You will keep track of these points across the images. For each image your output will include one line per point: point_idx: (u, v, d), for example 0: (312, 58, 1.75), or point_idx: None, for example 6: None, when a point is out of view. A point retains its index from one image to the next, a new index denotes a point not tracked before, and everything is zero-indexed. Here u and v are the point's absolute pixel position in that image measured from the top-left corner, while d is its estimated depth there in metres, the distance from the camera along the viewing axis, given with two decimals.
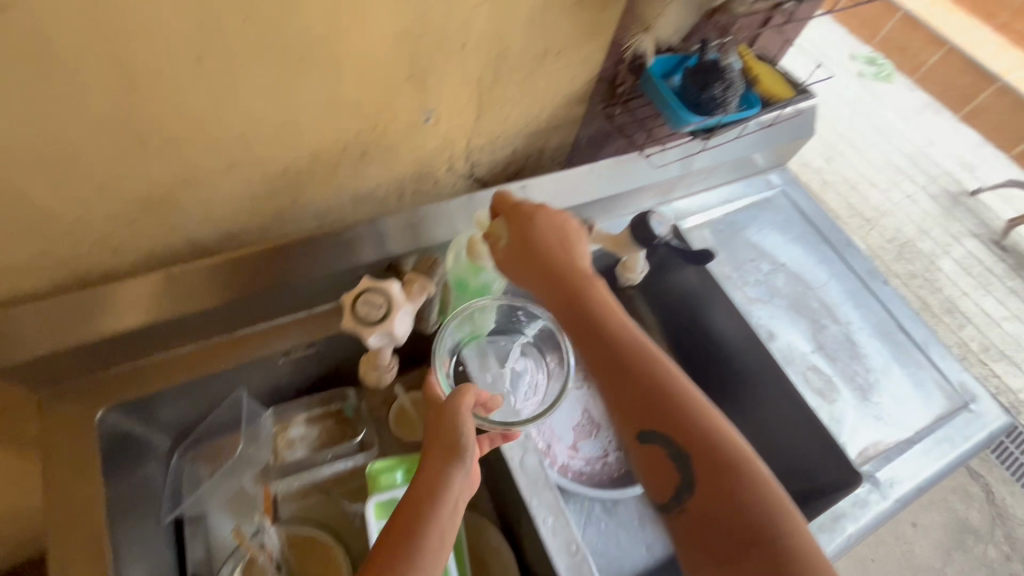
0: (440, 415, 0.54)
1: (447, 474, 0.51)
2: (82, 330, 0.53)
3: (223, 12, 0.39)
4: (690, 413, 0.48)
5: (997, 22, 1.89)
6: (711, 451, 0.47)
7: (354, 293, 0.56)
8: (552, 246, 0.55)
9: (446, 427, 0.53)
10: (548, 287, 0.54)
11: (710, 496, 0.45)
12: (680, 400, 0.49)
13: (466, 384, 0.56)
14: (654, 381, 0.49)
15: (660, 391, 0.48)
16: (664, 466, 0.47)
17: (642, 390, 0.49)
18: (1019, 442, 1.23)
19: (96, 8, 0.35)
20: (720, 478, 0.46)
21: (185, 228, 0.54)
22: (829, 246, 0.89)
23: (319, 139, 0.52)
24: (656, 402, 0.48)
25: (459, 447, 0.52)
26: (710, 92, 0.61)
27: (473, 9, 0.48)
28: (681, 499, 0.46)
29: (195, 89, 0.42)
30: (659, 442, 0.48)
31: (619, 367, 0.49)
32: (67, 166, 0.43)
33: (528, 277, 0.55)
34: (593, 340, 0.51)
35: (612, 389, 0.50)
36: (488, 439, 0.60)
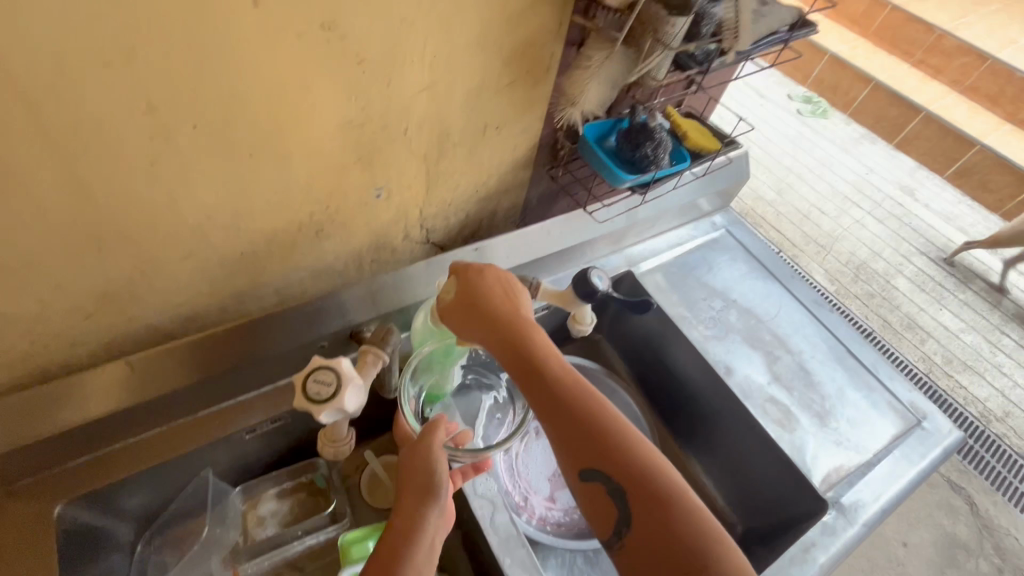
0: (415, 453, 0.56)
1: (421, 513, 0.52)
2: (42, 424, 0.53)
3: (173, 122, 0.42)
4: (628, 448, 0.48)
5: (915, 59, 2.04)
6: (648, 486, 0.46)
7: (303, 373, 0.55)
8: (491, 292, 0.56)
9: (419, 465, 0.55)
10: (488, 330, 0.54)
11: (650, 532, 0.45)
12: (617, 436, 0.49)
13: (437, 419, 0.59)
14: (590, 418, 0.49)
15: (597, 429, 0.48)
16: (604, 504, 0.47)
17: (578, 428, 0.49)
18: (994, 450, 1.14)
19: (53, 131, 0.38)
20: (658, 513, 0.45)
21: (145, 316, 0.55)
22: (776, 279, 0.94)
23: (273, 222, 0.55)
24: (592, 440, 0.48)
25: (431, 484, 0.53)
26: (642, 151, 0.67)
27: (411, 96, 0.53)
28: (622, 535, 0.46)
29: (150, 190, 0.45)
30: (599, 479, 0.47)
31: (555, 407, 0.50)
32: (26, 270, 0.44)
33: (468, 324, 0.56)
34: (531, 381, 0.51)
35: (551, 429, 0.50)
36: (460, 474, 0.62)
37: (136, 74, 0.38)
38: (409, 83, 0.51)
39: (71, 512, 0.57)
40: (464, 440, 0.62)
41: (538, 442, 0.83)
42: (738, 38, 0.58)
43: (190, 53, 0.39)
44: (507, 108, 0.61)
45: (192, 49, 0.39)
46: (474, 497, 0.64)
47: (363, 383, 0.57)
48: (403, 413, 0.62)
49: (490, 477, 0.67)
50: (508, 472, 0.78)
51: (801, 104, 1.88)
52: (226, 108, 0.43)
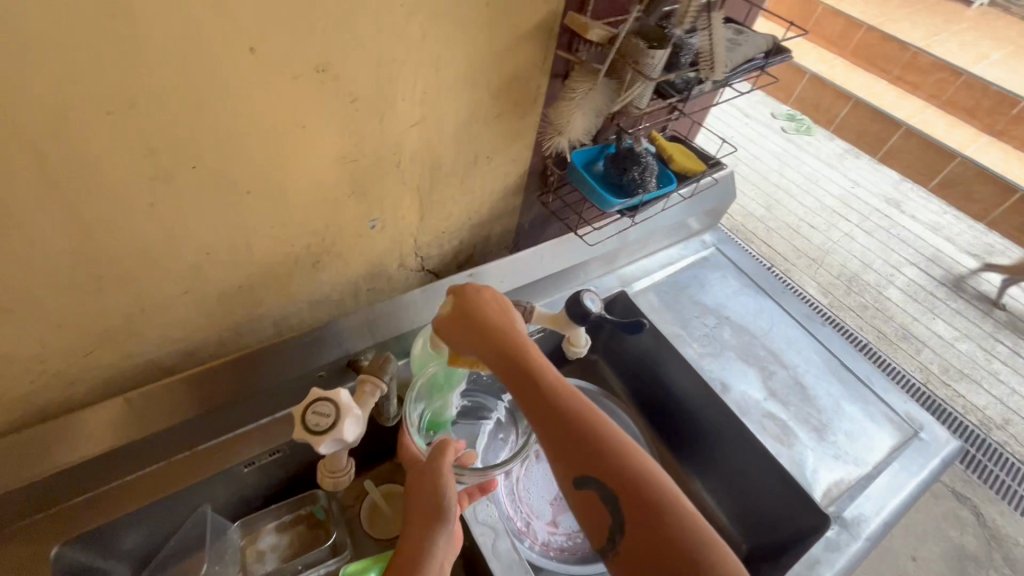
0: (422, 477, 0.56)
1: (428, 535, 0.52)
2: (40, 464, 0.53)
3: (172, 165, 0.43)
4: (621, 456, 0.48)
5: (892, 75, 2.11)
6: (641, 493, 0.47)
7: (302, 405, 0.56)
8: (484, 305, 0.57)
9: (426, 488, 0.55)
10: (482, 343, 0.55)
11: (642, 539, 0.45)
12: (610, 444, 0.49)
13: (444, 441, 0.59)
14: (583, 427, 0.49)
15: (589, 437, 0.49)
16: (598, 512, 0.47)
17: (571, 437, 0.49)
18: (999, 460, 1.13)
19: (57, 177, 0.39)
20: (650, 519, 0.46)
21: (144, 352, 0.56)
22: (768, 295, 0.96)
23: (270, 255, 0.56)
24: (585, 448, 0.49)
25: (438, 508, 0.53)
26: (629, 175, 0.69)
27: (403, 131, 0.55)
28: (615, 542, 0.47)
29: (150, 230, 0.46)
30: (593, 487, 0.48)
31: (548, 416, 0.50)
32: (28, 312, 0.45)
33: (461, 337, 0.57)
34: (524, 391, 0.52)
35: (545, 438, 0.50)
36: (466, 495, 0.63)
37: (137, 121, 0.40)
38: (400, 119, 0.53)
39: (69, 552, 0.56)
40: (468, 461, 0.62)
41: (538, 466, 0.83)
42: (714, 69, 0.59)
43: (189, 100, 0.40)
44: (495, 139, 0.64)
45: (190, 95, 0.40)
46: (476, 524, 0.64)
47: (361, 412, 0.58)
48: (409, 430, 0.62)
49: (491, 503, 0.66)
50: (509, 497, 0.78)
51: (784, 122, 1.89)
52: (223, 150, 0.45)
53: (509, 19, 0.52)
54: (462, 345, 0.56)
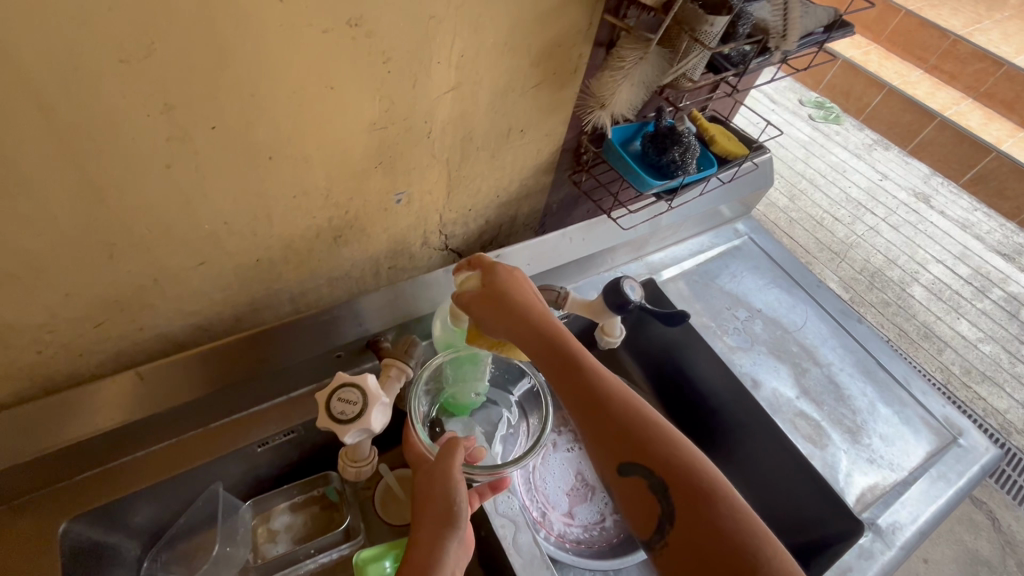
0: (433, 481, 0.53)
1: (439, 544, 0.48)
2: (48, 438, 0.50)
3: (190, 123, 0.40)
4: (666, 442, 0.45)
5: (929, 65, 1.99)
6: (691, 480, 0.43)
7: (330, 388, 0.54)
8: (515, 284, 0.55)
9: (437, 492, 0.51)
10: (517, 326, 0.52)
11: (695, 527, 0.42)
12: (653, 427, 0.46)
13: (454, 440, 0.56)
14: (625, 413, 0.47)
15: (634, 421, 0.46)
16: (645, 499, 0.44)
17: (614, 422, 0.46)
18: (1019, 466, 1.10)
19: (64, 131, 0.36)
20: (702, 507, 0.42)
21: (156, 325, 0.53)
22: (802, 288, 0.92)
23: (290, 228, 0.53)
24: (629, 431, 0.46)
25: (450, 513, 0.50)
26: (669, 156, 0.64)
27: (436, 97, 0.50)
28: (664, 531, 0.43)
29: (165, 194, 0.43)
30: (638, 473, 0.45)
31: (588, 397, 0.47)
32: (35, 277, 0.42)
33: (494, 317, 0.53)
34: (563, 374, 0.49)
35: (585, 422, 0.48)
36: (477, 495, 0.60)
37: (153, 71, 0.36)
38: (434, 83, 0.49)
39: (76, 528, 0.55)
40: (478, 457, 0.59)
41: (555, 455, 0.80)
42: (786, 38, 0.56)
43: (211, 49, 0.37)
44: (532, 110, 0.59)
45: (211, 45, 0.36)
46: (496, 519, 0.61)
47: (388, 399, 0.55)
48: (414, 428, 0.58)
49: (512, 495, 0.64)
50: (524, 486, 0.75)
51: (812, 110, 1.81)
52: (246, 109, 0.41)
53: None
54: (492, 324, 0.53)
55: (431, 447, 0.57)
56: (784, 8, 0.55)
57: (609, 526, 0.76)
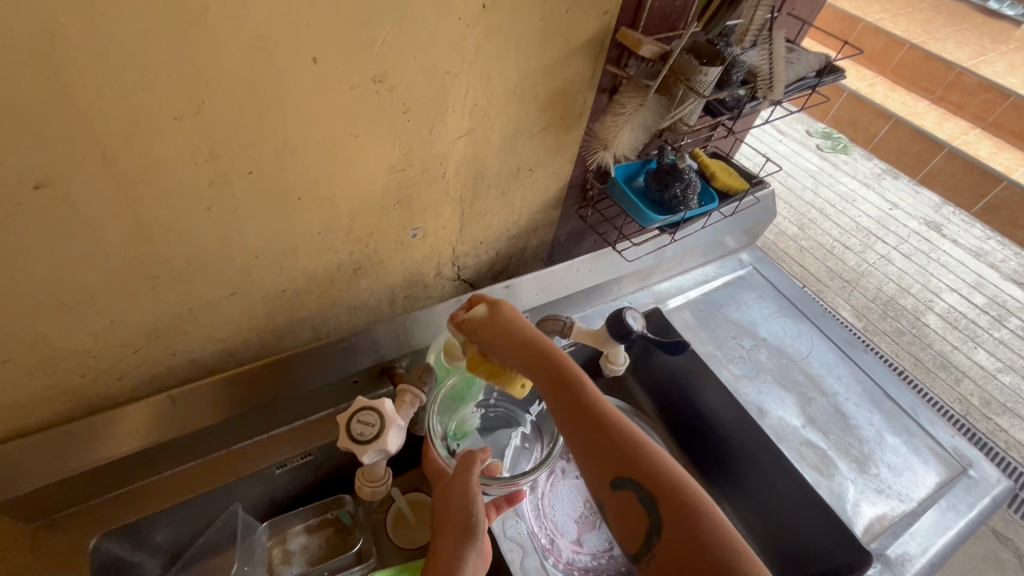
0: (451, 498, 0.56)
1: (459, 555, 0.52)
2: (85, 457, 0.54)
3: (232, 169, 0.44)
4: (657, 459, 0.48)
5: (935, 96, 2.03)
6: (677, 496, 0.46)
7: (348, 413, 0.57)
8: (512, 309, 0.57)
9: (455, 505, 0.55)
10: (518, 349, 0.53)
11: (680, 540, 0.45)
12: (641, 445, 0.49)
13: (471, 454, 0.58)
14: (619, 433, 0.50)
15: (627, 439, 0.49)
16: (635, 513, 0.47)
17: (609, 441, 0.49)
18: None
19: (122, 179, 0.40)
20: (687, 522, 0.45)
21: (188, 352, 0.57)
22: (806, 317, 0.93)
23: (315, 261, 0.57)
24: (623, 449, 0.49)
25: (468, 524, 0.53)
26: (670, 192, 0.68)
27: (451, 141, 0.55)
28: (651, 544, 0.46)
29: (205, 232, 0.47)
30: (629, 488, 0.47)
31: (583, 417, 0.50)
32: (84, 307, 0.46)
33: (494, 340, 0.55)
34: (561, 395, 0.51)
35: (581, 439, 0.50)
36: (494, 507, 0.63)
37: (201, 126, 0.40)
38: (448, 130, 0.53)
39: (105, 544, 0.57)
40: (495, 471, 0.62)
41: (564, 482, 0.82)
42: (772, 89, 0.59)
43: (254, 107, 0.41)
44: (539, 151, 0.63)
45: (253, 102, 0.41)
46: (505, 542, 0.63)
47: (403, 422, 0.58)
48: (433, 445, 0.62)
49: (520, 520, 0.66)
50: (533, 512, 0.76)
51: (819, 140, 1.84)
52: (280, 157, 0.46)
53: (562, 33, 0.52)
54: (493, 345, 0.55)
55: (449, 460, 0.61)
56: (770, 55, 0.59)
57: (617, 554, 0.77)
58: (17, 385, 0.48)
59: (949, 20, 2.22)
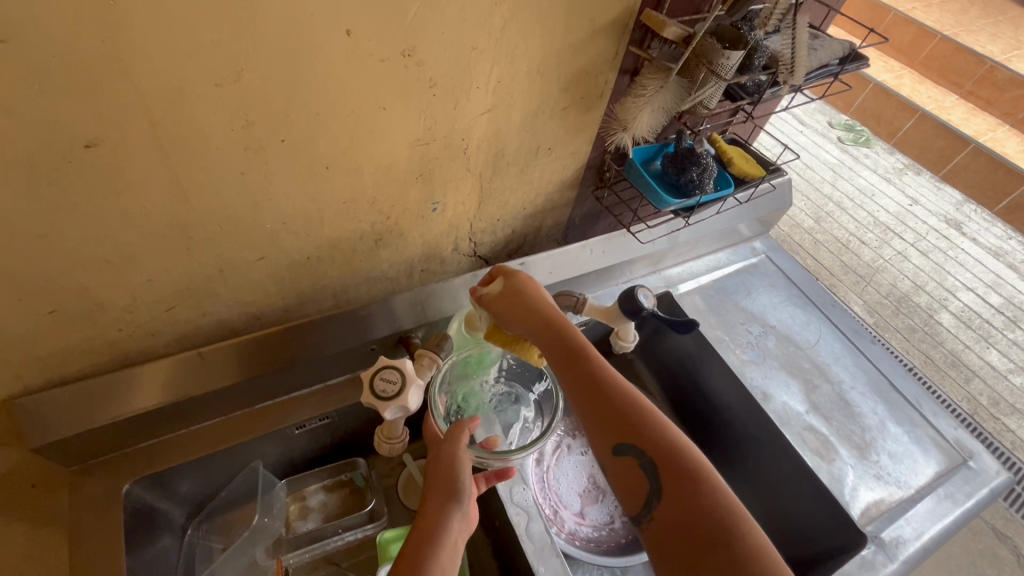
0: (439, 462, 0.57)
1: (446, 515, 0.53)
2: (118, 406, 0.57)
3: (265, 135, 0.46)
4: (658, 427, 0.51)
5: (963, 90, 1.98)
6: (677, 462, 0.49)
7: (371, 370, 0.61)
8: (524, 282, 0.61)
9: (444, 471, 0.56)
10: (528, 321, 0.57)
11: (678, 502, 0.47)
12: (641, 414, 0.52)
13: (461, 424, 0.60)
14: (623, 400, 0.52)
15: (629, 407, 0.52)
16: (635, 476, 0.49)
17: (611, 408, 0.52)
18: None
19: (165, 140, 0.42)
20: (686, 486, 0.47)
21: (218, 312, 0.59)
22: (816, 306, 0.94)
23: (338, 231, 0.59)
24: (624, 415, 0.51)
25: (455, 489, 0.55)
26: (687, 176, 0.68)
27: (474, 117, 0.56)
28: (651, 507, 0.48)
29: (240, 196, 0.49)
30: (631, 454, 0.50)
31: (586, 387, 0.53)
32: (123, 262, 0.49)
33: (506, 309, 0.59)
34: (567, 364, 0.54)
35: (585, 405, 0.53)
36: (483, 479, 0.64)
37: (238, 92, 0.42)
38: (472, 105, 0.55)
39: (137, 490, 0.61)
40: (493, 444, 0.62)
41: (569, 457, 0.84)
42: (793, 73, 0.60)
43: (288, 76, 0.43)
44: (560, 130, 0.64)
45: (287, 70, 0.43)
46: (511, 507, 0.66)
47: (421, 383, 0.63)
48: (433, 416, 0.63)
49: (527, 487, 0.69)
50: (538, 483, 0.80)
51: (840, 133, 1.81)
52: (312, 124, 0.47)
53: (587, 11, 0.52)
54: (505, 316, 0.59)
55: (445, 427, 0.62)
56: (792, 40, 0.59)
57: (618, 526, 0.79)
58: (60, 336, 0.51)
59: (984, 12, 2.15)
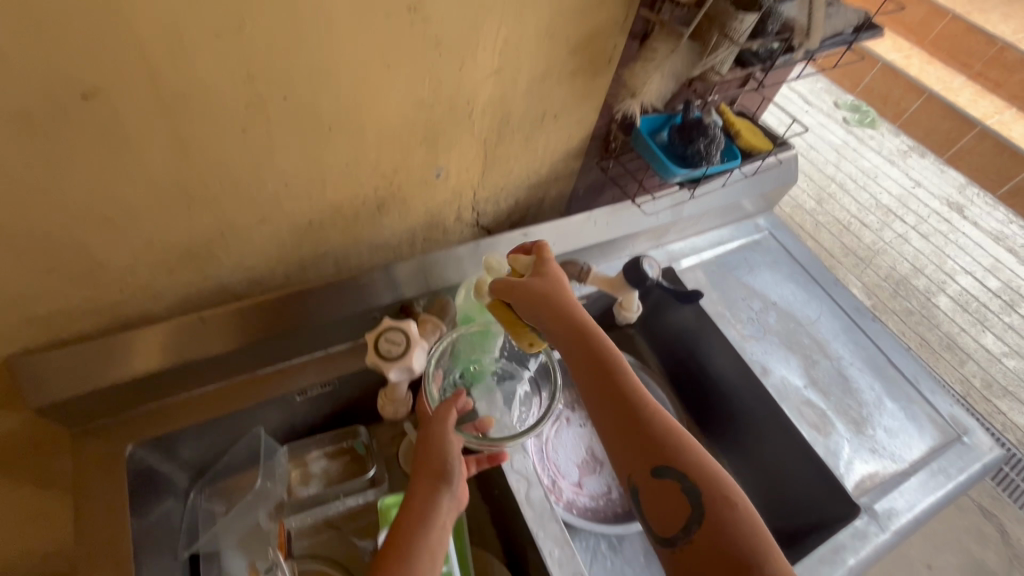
0: (428, 442, 0.57)
1: (435, 497, 0.54)
2: (117, 369, 0.57)
3: (266, 90, 0.45)
4: (694, 449, 0.50)
5: (973, 71, 1.94)
6: (716, 486, 0.47)
7: (376, 333, 0.64)
8: (555, 278, 0.58)
9: (432, 451, 0.57)
10: (564, 326, 0.54)
11: (719, 528, 0.45)
12: (674, 433, 0.51)
13: (450, 403, 0.60)
14: (658, 419, 0.51)
15: (664, 426, 0.51)
16: (673, 497, 0.47)
17: (647, 426, 0.50)
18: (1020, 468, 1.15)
19: (162, 92, 0.41)
20: (727, 511, 0.46)
21: (219, 276, 0.59)
22: (817, 284, 0.94)
23: (340, 195, 0.58)
24: (661, 435, 0.50)
25: (443, 471, 0.55)
26: (694, 147, 0.67)
27: (480, 79, 0.55)
28: (689, 531, 0.46)
29: (240, 154, 0.48)
30: (668, 474, 0.48)
31: (621, 399, 0.51)
32: (123, 221, 0.48)
33: (539, 310, 0.55)
34: (603, 376, 0.52)
35: (620, 421, 0.51)
36: (475, 461, 0.64)
37: (238, 43, 0.41)
38: (477, 67, 0.53)
39: (139, 453, 0.61)
40: (486, 427, 0.61)
41: (568, 430, 0.85)
42: (809, 38, 0.59)
43: (289, 28, 0.42)
44: (566, 96, 0.63)
45: (288, 21, 0.41)
46: (511, 474, 0.67)
47: (425, 346, 0.66)
48: (425, 394, 0.62)
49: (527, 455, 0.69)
50: (537, 454, 0.81)
51: (846, 113, 1.79)
52: (314, 82, 0.46)
53: None
54: (537, 317, 0.55)
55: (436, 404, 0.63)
56: (809, 5, 0.58)
57: (615, 497, 0.80)
58: (60, 295, 0.51)
59: None
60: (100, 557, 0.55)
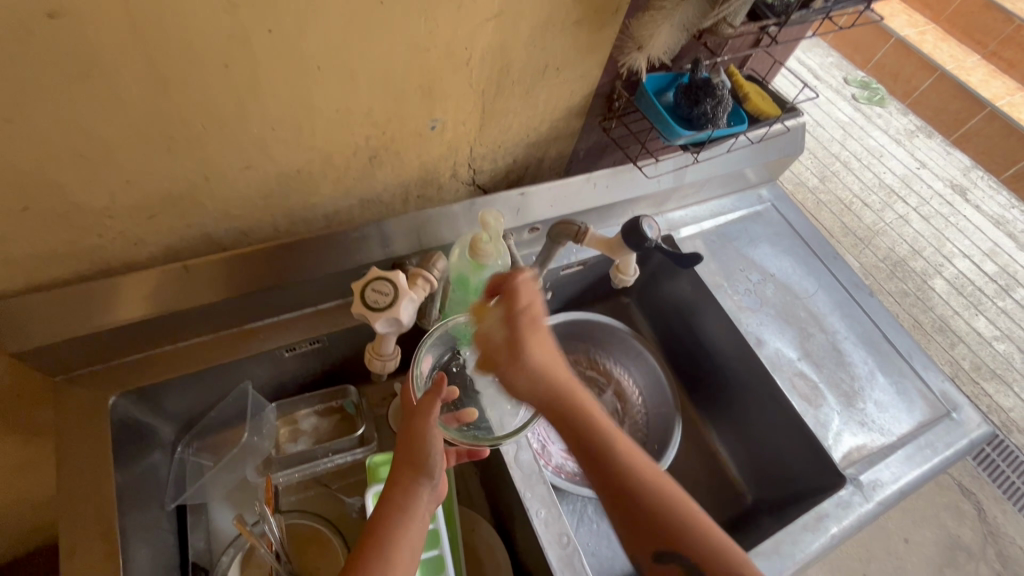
0: (411, 431, 0.52)
1: (415, 491, 0.51)
2: (99, 317, 0.55)
3: (249, 22, 0.42)
4: (697, 527, 0.48)
5: (987, 51, 1.89)
6: (719, 565, 0.47)
7: (363, 282, 0.60)
8: (538, 350, 0.54)
9: (414, 444, 0.52)
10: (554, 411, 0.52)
11: None
12: (674, 509, 0.49)
13: (433, 392, 0.53)
14: (659, 499, 0.49)
15: (666, 506, 0.49)
16: None
17: (647, 509, 0.49)
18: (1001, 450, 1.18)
19: (135, 15, 0.38)
20: None
21: (204, 226, 0.57)
22: (817, 259, 0.92)
23: (331, 144, 0.56)
24: (662, 517, 0.48)
25: (426, 466, 0.51)
26: (700, 109, 0.65)
27: (479, 23, 0.52)
28: None
29: (222, 92, 0.46)
30: (672, 560, 0.48)
31: (616, 488, 0.50)
32: (100, 159, 0.46)
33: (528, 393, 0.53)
34: (599, 464, 0.51)
35: (620, 506, 0.50)
36: (454, 454, 0.64)
37: None
38: (477, 10, 0.51)
39: (122, 404, 0.60)
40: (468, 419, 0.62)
41: None
42: None
43: None
44: (569, 48, 0.60)
45: None
46: None
47: (416, 297, 0.62)
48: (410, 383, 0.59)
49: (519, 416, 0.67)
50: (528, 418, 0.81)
51: (855, 90, 1.75)
52: (302, 16, 0.43)
53: None
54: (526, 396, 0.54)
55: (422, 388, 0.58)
56: None
57: None
58: (35, 236, 0.49)
59: None
60: (83, 505, 0.54)
